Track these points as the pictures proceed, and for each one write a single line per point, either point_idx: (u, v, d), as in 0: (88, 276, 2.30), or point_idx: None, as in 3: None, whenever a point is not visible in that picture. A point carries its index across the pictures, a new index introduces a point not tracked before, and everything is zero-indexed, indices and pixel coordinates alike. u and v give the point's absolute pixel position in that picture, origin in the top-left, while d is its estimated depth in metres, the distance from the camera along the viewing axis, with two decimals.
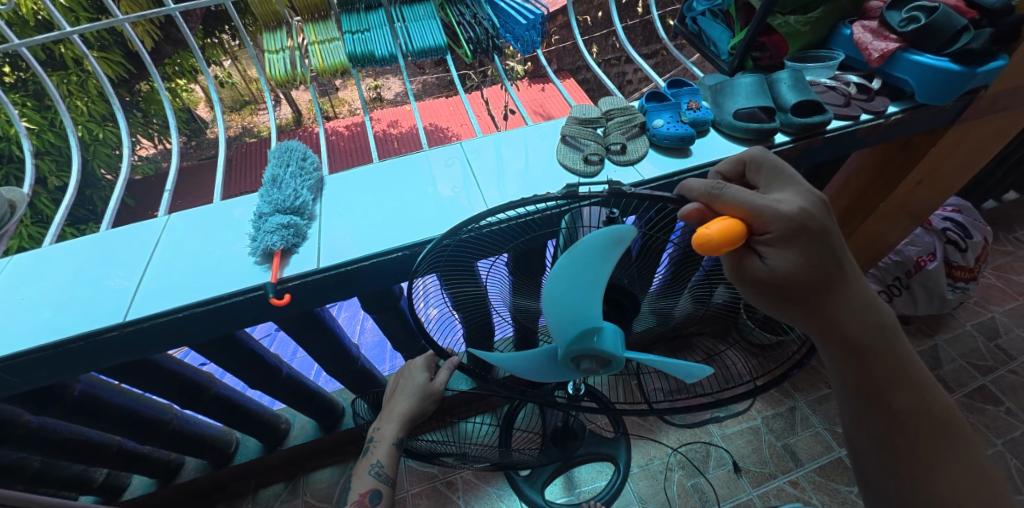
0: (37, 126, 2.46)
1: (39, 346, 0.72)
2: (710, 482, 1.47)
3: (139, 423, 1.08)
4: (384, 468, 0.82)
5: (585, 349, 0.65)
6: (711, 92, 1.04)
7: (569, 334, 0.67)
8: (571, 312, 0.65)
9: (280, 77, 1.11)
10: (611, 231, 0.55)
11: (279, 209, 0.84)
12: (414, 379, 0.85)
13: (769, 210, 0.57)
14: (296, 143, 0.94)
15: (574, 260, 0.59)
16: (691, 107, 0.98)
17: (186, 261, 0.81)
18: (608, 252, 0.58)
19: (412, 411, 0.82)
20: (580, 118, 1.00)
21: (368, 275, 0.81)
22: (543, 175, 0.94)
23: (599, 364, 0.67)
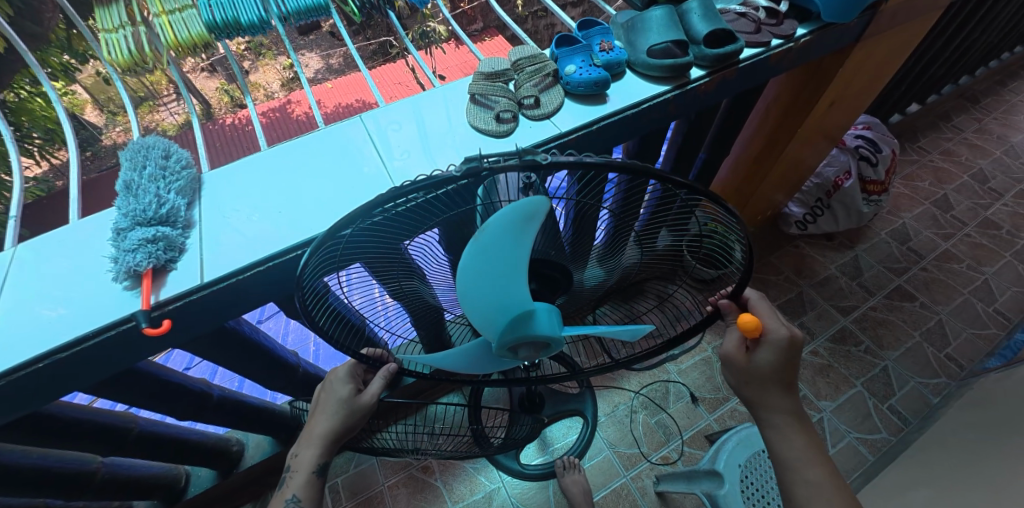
0: None
1: None
2: (672, 416, 1.54)
3: (62, 480, 1.00)
4: (301, 502, 0.77)
5: (523, 336, 0.68)
6: (624, 30, 1.01)
7: (502, 324, 0.68)
8: (499, 300, 0.65)
9: (125, 62, 0.95)
10: (523, 206, 0.52)
11: (139, 222, 0.74)
12: (335, 394, 0.81)
13: (774, 324, 0.70)
14: (156, 138, 0.82)
15: (491, 244, 0.56)
16: (604, 48, 0.94)
17: (40, 299, 0.73)
18: (524, 228, 0.55)
19: (335, 429, 0.79)
20: (486, 72, 0.95)
21: (261, 281, 0.77)
22: (459, 143, 0.90)
23: (538, 348, 0.72)
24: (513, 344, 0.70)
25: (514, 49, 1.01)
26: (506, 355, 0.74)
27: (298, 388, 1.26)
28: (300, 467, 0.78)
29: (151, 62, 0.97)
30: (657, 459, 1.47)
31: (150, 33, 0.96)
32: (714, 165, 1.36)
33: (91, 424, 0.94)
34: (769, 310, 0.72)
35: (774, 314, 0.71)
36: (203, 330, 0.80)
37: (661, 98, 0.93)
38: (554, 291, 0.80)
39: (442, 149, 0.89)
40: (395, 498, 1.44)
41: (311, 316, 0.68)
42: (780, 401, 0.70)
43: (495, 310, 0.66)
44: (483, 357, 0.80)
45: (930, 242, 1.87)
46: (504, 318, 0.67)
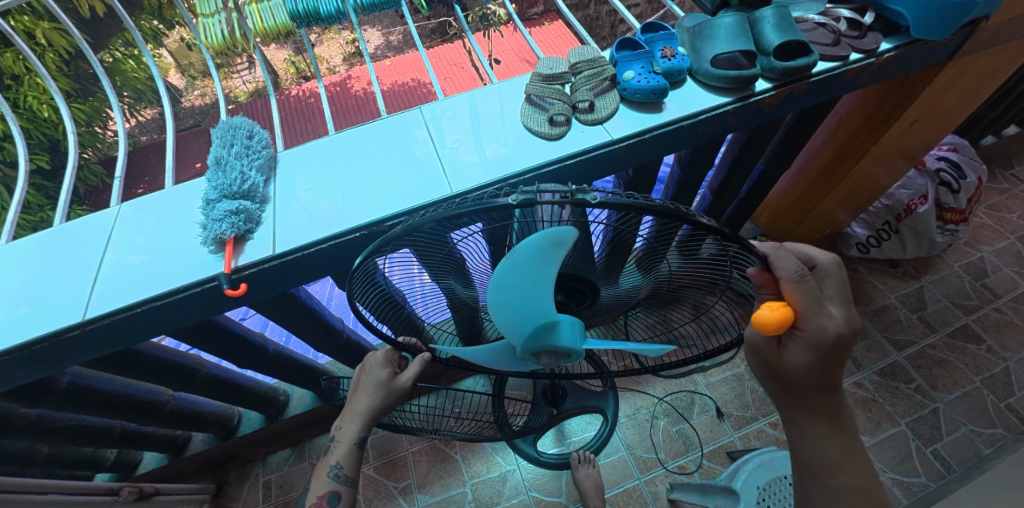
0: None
1: (6, 349, 0.74)
2: (694, 427, 1.53)
3: (138, 407, 1.14)
4: (343, 470, 0.85)
5: (546, 345, 0.72)
6: (689, 36, 0.97)
7: (528, 332, 0.72)
8: (528, 313, 0.69)
9: (218, 46, 1.02)
10: (552, 234, 0.55)
11: (226, 194, 0.83)
12: (374, 376, 0.86)
13: (816, 319, 0.59)
14: (242, 120, 0.91)
15: (521, 263, 0.59)
16: (665, 54, 0.91)
17: (140, 252, 0.82)
18: (551, 254, 0.59)
19: (375, 408, 0.85)
20: (544, 74, 0.95)
21: (322, 258, 0.83)
22: (511, 140, 0.90)
23: (559, 356, 0.75)
24: (535, 350, 0.74)
25: (575, 50, 1.01)
26: (530, 359, 0.78)
27: (339, 353, 1.36)
28: (342, 438, 0.85)
29: (240, 47, 1.04)
30: (674, 467, 1.47)
31: (241, 19, 1.03)
32: (773, 177, 1.31)
33: (166, 364, 1.07)
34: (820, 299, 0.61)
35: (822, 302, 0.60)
36: (269, 295, 0.87)
37: (721, 111, 0.90)
38: (579, 296, 0.82)
39: (493, 140, 0.91)
40: (417, 464, 1.53)
41: (358, 297, 0.74)
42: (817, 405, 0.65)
43: (524, 318, 0.70)
44: (509, 356, 0.86)
45: (1010, 281, 1.71)
46: (530, 326, 0.71)
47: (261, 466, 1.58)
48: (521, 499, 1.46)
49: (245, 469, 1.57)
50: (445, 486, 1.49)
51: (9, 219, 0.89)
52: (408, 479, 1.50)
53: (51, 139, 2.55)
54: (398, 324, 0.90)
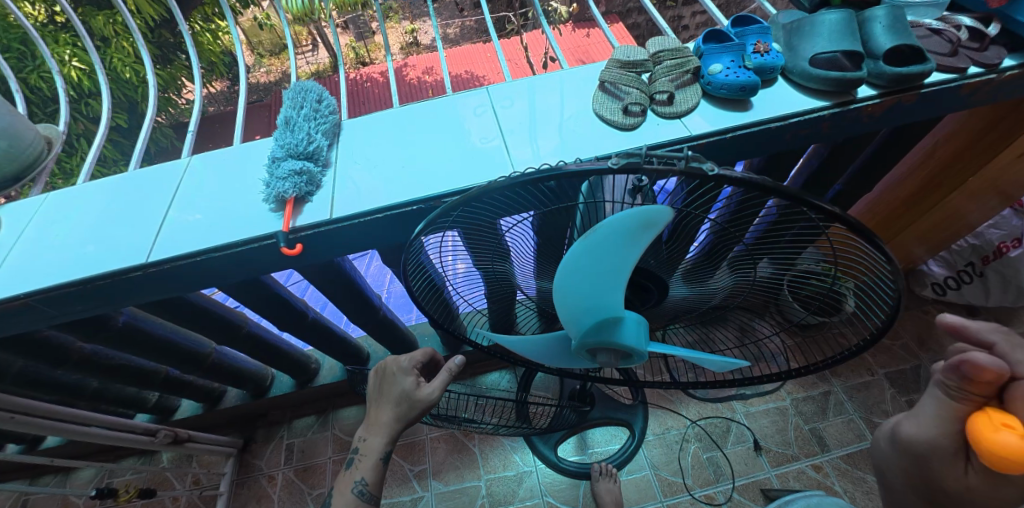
0: (86, 67, 2.57)
1: (72, 281, 0.76)
2: (727, 456, 1.44)
3: (182, 355, 1.18)
4: (367, 487, 0.78)
5: (605, 342, 0.67)
6: (785, 32, 0.89)
7: (587, 324, 0.68)
8: (593, 303, 0.64)
9: (297, 11, 1.03)
10: (645, 212, 0.49)
11: (292, 154, 0.83)
12: (399, 384, 0.78)
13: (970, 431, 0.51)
14: (312, 84, 0.91)
15: (599, 249, 0.55)
16: (759, 50, 0.84)
17: (205, 203, 0.84)
18: (639, 237, 0.53)
19: (400, 417, 0.78)
20: (622, 60, 0.90)
21: (376, 228, 0.81)
22: (578, 128, 0.86)
23: (617, 357, 0.70)
24: (593, 346, 0.69)
25: (653, 39, 0.95)
26: (584, 355, 0.73)
27: (375, 329, 1.37)
28: (368, 452, 0.78)
29: (316, 14, 1.04)
30: (700, 496, 1.39)
31: None
32: (849, 200, 1.20)
33: (213, 317, 1.10)
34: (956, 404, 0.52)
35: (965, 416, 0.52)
36: (320, 260, 0.87)
37: (816, 115, 0.82)
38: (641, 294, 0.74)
39: (555, 130, 0.86)
40: (435, 451, 1.51)
41: (404, 273, 0.70)
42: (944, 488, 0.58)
43: (584, 308, 0.66)
44: (559, 349, 0.83)
45: None
46: (591, 318, 0.67)
47: (286, 429, 1.61)
48: (535, 502, 1.41)
49: (271, 430, 1.60)
50: (460, 476, 1.47)
51: (89, 159, 0.93)
52: (425, 464, 1.49)
53: (131, 99, 2.75)
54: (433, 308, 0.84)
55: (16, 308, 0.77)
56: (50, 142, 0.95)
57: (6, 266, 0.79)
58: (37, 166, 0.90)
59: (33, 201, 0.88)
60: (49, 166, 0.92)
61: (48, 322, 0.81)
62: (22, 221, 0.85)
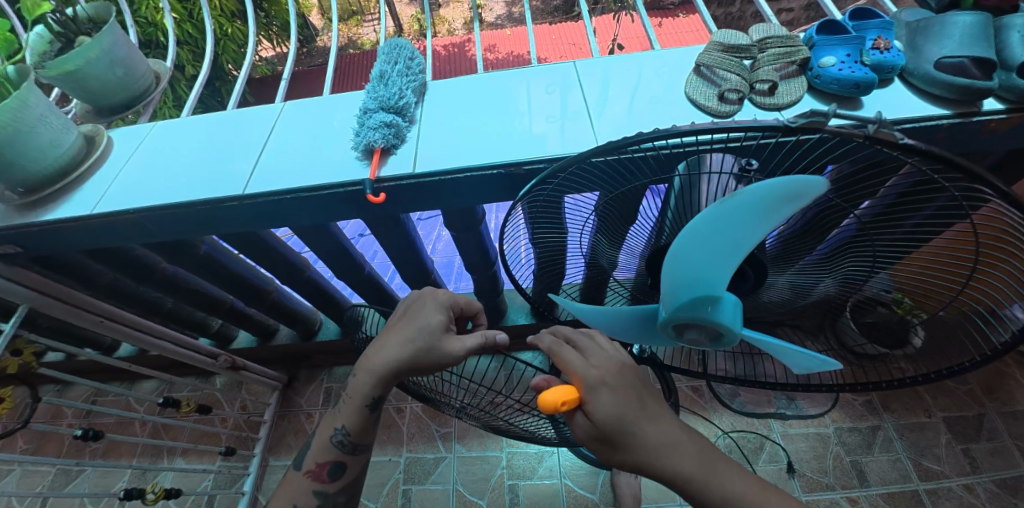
0: (182, 15, 2.73)
1: (172, 203, 0.82)
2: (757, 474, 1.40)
3: (249, 287, 1.27)
4: (347, 437, 0.76)
5: (699, 321, 0.58)
6: (909, 32, 0.83)
7: (681, 299, 0.59)
8: (692, 273, 0.56)
9: None
10: (799, 183, 0.44)
11: (383, 107, 0.85)
12: (424, 319, 0.71)
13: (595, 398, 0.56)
14: (406, 42, 0.93)
15: (727, 217, 0.49)
16: (878, 45, 0.78)
17: (298, 146, 0.88)
18: (777, 210, 0.48)
19: (400, 361, 0.70)
20: (724, 43, 0.86)
21: (451, 188, 0.83)
22: (657, 113, 0.84)
23: (707, 336, 0.61)
24: (682, 323, 0.60)
25: (754, 26, 0.88)
26: (665, 333, 0.65)
27: None
28: (354, 395, 0.74)
29: None
30: None
31: None
32: None
33: (279, 255, 1.16)
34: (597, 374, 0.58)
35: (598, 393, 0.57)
36: (392, 213, 0.90)
37: (935, 123, 0.76)
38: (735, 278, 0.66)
39: (638, 112, 0.85)
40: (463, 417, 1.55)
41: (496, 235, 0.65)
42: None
43: (682, 280, 0.57)
44: (633, 326, 0.72)
45: None
46: (687, 292, 0.58)
47: (327, 374, 1.69)
48: (554, 482, 1.43)
49: (313, 372, 1.69)
50: (484, 445, 1.50)
51: (192, 96, 0.99)
52: (451, 427, 1.54)
53: (215, 51, 2.93)
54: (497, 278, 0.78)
55: (120, 223, 0.84)
56: (158, 77, 1.02)
57: (116, 183, 0.86)
58: (144, 97, 0.97)
59: (141, 128, 0.95)
60: (153, 100, 0.99)
61: (147, 239, 0.89)
62: (131, 145, 0.92)
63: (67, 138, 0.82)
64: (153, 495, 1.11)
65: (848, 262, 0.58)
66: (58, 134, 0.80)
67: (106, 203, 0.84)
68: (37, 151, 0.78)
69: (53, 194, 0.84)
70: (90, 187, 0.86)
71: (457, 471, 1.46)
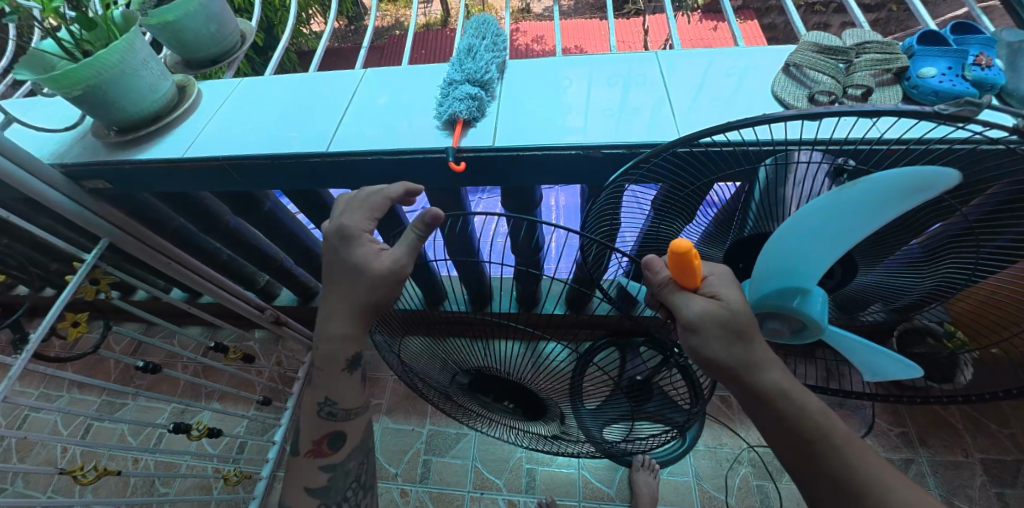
0: None
1: (257, 155, 0.86)
2: (780, 490, 1.39)
3: (302, 247, 1.31)
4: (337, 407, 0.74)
5: (787, 310, 0.59)
6: (1008, 51, 0.79)
7: (769, 288, 0.58)
8: (789, 263, 0.56)
9: None
10: (925, 172, 0.45)
11: (469, 80, 0.87)
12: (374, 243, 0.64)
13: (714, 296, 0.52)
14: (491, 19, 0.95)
15: (842, 207, 0.49)
16: (982, 61, 0.75)
17: (378, 111, 0.90)
18: (894, 204, 0.48)
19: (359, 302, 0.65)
20: (820, 45, 0.84)
21: (525, 166, 0.84)
22: (734, 110, 0.83)
23: (789, 326, 0.61)
24: (767, 310, 0.60)
25: (846, 31, 0.87)
26: None
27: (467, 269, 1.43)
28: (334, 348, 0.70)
29: None
30: None
31: None
32: None
33: None
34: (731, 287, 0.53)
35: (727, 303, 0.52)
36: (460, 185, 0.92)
37: None
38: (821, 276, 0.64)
39: (699, 111, 0.84)
40: None
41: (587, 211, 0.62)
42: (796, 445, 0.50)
43: (777, 269, 0.57)
44: None
45: None
46: (777, 282, 0.58)
47: None
48: (573, 472, 1.45)
49: None
50: None
51: (276, 56, 1.03)
52: None
53: (276, 20, 3.03)
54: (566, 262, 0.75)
55: (206, 168, 0.88)
56: (243, 36, 1.05)
57: (205, 131, 0.91)
58: (230, 54, 1.01)
59: (228, 84, 0.99)
60: (239, 58, 1.03)
61: (227, 187, 0.93)
62: (219, 97, 0.97)
63: (163, 84, 0.87)
64: (198, 432, 1.17)
65: (947, 265, 0.58)
66: (156, 80, 0.85)
67: (197, 148, 0.88)
68: (135, 94, 0.83)
69: (145, 136, 0.89)
70: (180, 133, 0.91)
71: (478, 447, 1.49)
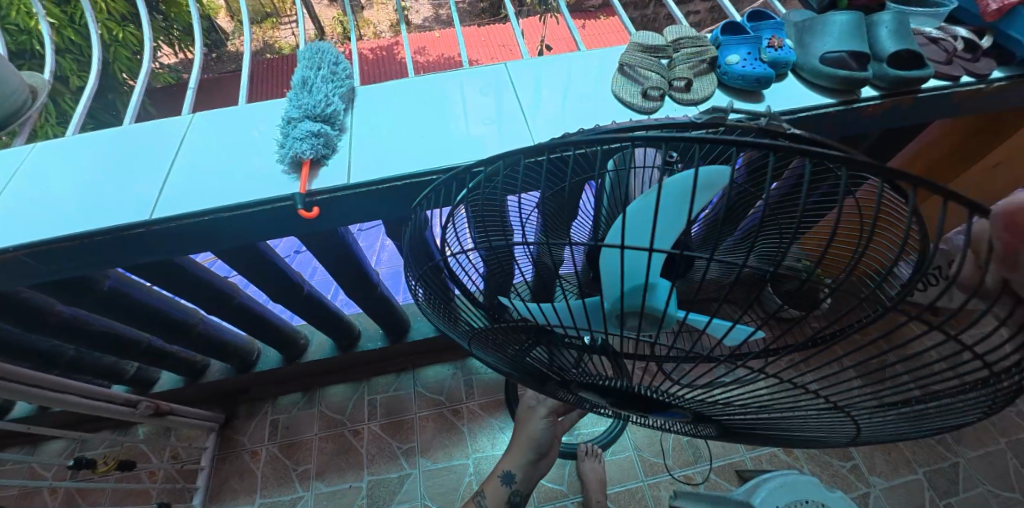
0: (59, 21, 2.45)
1: (66, 236, 0.73)
2: (706, 439, 1.51)
3: (166, 323, 1.14)
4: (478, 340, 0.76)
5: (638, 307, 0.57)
6: (797, 31, 0.95)
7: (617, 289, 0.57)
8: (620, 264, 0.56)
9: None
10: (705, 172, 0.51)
11: (308, 115, 0.82)
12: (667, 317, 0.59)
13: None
14: (328, 46, 0.91)
15: (664, 206, 0.51)
16: (773, 44, 0.89)
17: (210, 161, 0.82)
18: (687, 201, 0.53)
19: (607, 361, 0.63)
20: (644, 45, 0.94)
21: (393, 196, 0.80)
22: (591, 109, 0.89)
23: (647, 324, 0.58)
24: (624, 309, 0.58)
25: (670, 27, 0.99)
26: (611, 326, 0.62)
27: (370, 307, 1.34)
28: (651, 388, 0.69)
29: None
30: (680, 476, 1.45)
31: None
32: None
33: (205, 283, 1.07)
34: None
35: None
36: (329, 227, 0.86)
37: (823, 111, 0.87)
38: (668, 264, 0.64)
39: (571, 111, 0.89)
40: (423, 429, 1.52)
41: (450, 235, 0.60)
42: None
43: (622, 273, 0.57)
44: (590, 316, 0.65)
45: None
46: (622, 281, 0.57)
47: (271, 405, 1.58)
48: None
49: (254, 406, 1.57)
50: (449, 455, 1.47)
51: (80, 112, 0.89)
52: (412, 442, 1.49)
53: (101, 61, 2.67)
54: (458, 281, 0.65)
55: (9, 262, 0.74)
56: (34, 91, 0.91)
57: None
58: (21, 115, 0.86)
59: (17, 152, 0.85)
60: (32, 117, 0.88)
61: (40, 279, 0.78)
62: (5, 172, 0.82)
63: None
64: None
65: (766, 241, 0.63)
66: None
67: None
68: None
69: None
70: None
71: (423, 485, 1.43)
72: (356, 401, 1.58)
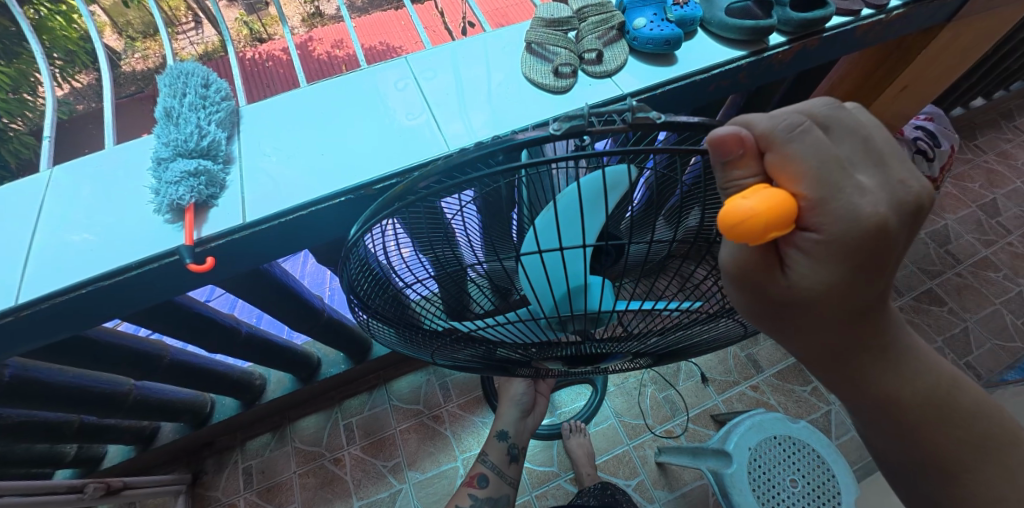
0: None
1: None
2: (680, 393, 1.57)
3: (94, 399, 1.04)
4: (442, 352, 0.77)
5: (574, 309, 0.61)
6: None
7: (559, 292, 0.60)
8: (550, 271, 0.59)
9: None
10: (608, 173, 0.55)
11: (181, 153, 0.74)
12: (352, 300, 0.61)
13: (841, 203, 0.37)
14: (195, 66, 0.82)
15: (565, 213, 0.58)
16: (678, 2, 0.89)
17: (81, 223, 0.74)
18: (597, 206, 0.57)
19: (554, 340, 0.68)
20: (547, 19, 0.91)
21: (303, 225, 0.75)
22: (509, 94, 0.86)
23: (588, 322, 0.63)
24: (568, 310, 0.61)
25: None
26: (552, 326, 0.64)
27: (323, 333, 1.28)
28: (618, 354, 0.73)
29: None
30: (661, 432, 1.50)
31: None
32: None
33: (127, 349, 0.98)
34: (855, 147, 0.38)
35: (846, 165, 0.37)
36: (247, 269, 0.80)
37: (735, 65, 0.88)
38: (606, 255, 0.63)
39: (496, 98, 0.86)
40: (406, 442, 1.49)
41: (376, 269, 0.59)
42: (935, 441, 0.49)
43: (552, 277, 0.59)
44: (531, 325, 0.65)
45: (970, 246, 1.79)
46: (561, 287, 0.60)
47: (240, 452, 1.49)
48: None
49: (222, 457, 1.49)
50: (436, 462, 1.45)
51: None
52: (397, 458, 1.46)
53: None
54: (396, 310, 0.63)
55: None
56: None
57: None
58: None
59: None
60: None
61: None
62: None
63: None
64: None
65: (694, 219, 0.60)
66: None
67: None
68: None
69: None
70: None
71: (416, 497, 1.41)
72: (331, 428, 1.52)
